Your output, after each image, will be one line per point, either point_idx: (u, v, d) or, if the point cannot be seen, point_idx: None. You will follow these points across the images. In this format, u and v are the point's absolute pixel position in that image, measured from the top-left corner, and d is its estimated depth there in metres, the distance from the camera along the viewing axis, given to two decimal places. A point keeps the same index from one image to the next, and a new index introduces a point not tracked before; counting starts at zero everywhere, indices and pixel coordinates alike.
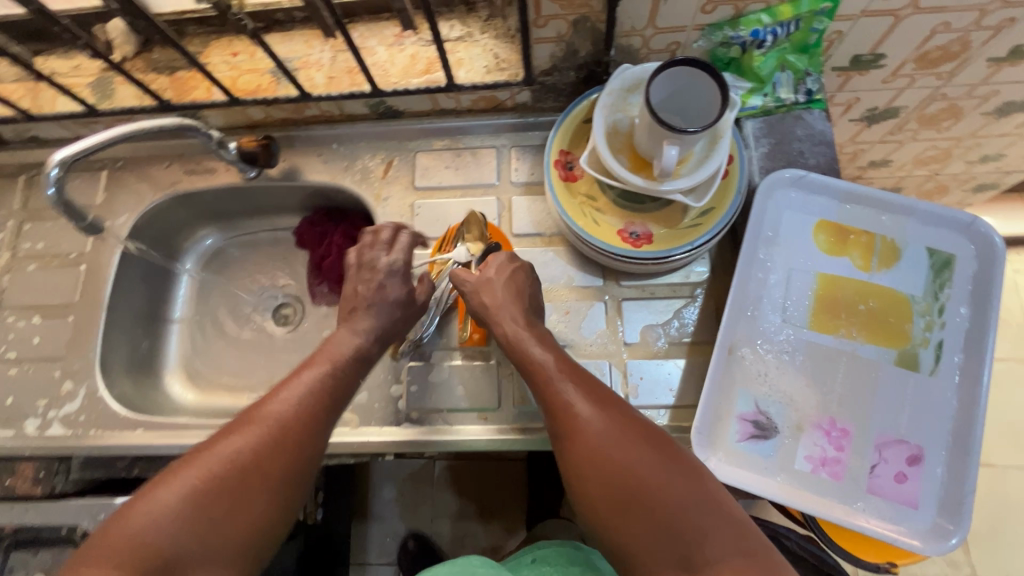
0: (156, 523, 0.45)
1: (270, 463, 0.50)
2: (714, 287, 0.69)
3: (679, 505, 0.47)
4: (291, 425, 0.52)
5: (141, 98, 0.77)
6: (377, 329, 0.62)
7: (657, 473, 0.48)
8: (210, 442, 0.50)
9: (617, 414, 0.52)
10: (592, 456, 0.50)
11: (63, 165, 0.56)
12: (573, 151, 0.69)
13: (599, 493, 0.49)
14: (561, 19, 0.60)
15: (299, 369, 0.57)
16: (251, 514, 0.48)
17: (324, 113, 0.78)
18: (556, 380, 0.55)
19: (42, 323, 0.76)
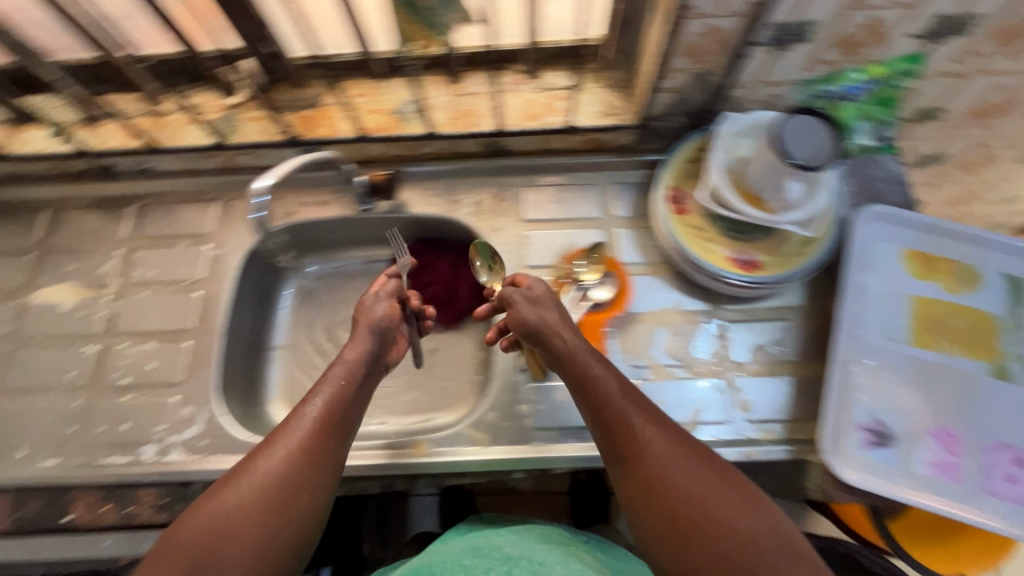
0: (218, 517, 0.50)
1: (312, 467, 0.55)
2: (809, 310, 0.75)
3: (751, 538, 0.48)
4: (328, 422, 0.58)
5: (266, 133, 0.81)
6: (370, 352, 0.67)
7: (726, 504, 0.50)
8: (259, 447, 0.55)
9: (683, 441, 0.54)
10: (655, 475, 0.52)
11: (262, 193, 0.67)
12: (681, 187, 0.77)
13: (654, 511, 0.51)
14: (684, 73, 0.69)
15: (323, 378, 0.62)
16: (293, 514, 0.52)
17: (438, 150, 0.84)
18: (623, 405, 0.56)
19: (158, 348, 0.77)
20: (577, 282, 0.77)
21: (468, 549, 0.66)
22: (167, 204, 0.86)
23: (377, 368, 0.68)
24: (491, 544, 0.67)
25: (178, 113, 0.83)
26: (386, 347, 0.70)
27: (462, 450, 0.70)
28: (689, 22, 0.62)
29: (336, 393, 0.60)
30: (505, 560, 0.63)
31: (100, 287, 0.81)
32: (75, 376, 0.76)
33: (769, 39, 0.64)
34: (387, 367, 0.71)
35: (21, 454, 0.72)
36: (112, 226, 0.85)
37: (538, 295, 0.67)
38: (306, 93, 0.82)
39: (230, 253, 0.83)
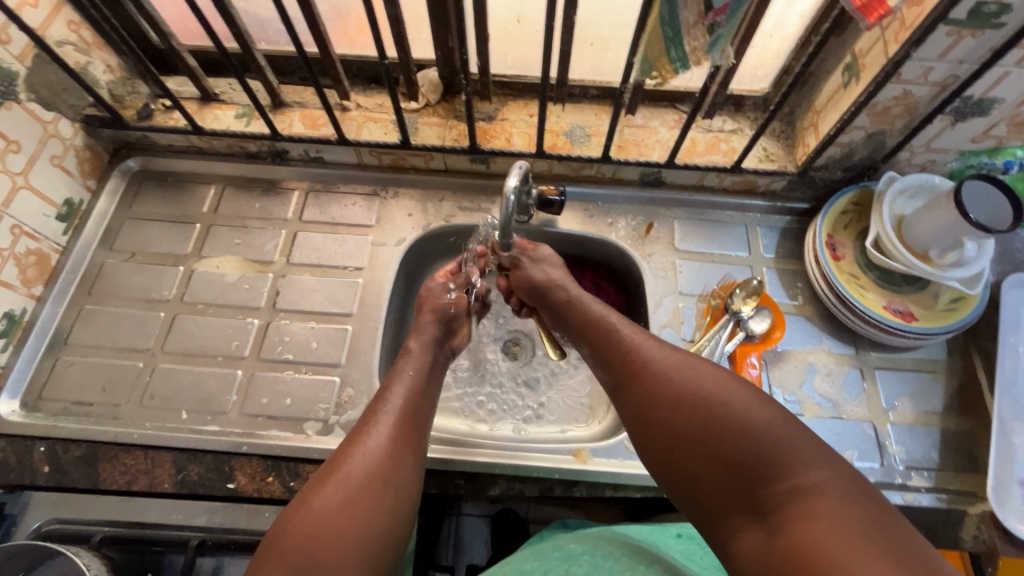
0: (318, 512, 0.52)
1: (401, 456, 0.59)
2: (953, 366, 0.78)
3: (738, 434, 0.49)
4: (409, 415, 0.64)
5: (442, 138, 0.86)
6: (433, 341, 0.74)
7: (708, 402, 0.52)
8: (345, 446, 0.58)
9: (674, 357, 0.58)
10: (660, 386, 0.56)
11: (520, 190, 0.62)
12: (835, 235, 0.82)
13: (658, 427, 0.55)
14: (863, 130, 0.74)
15: (399, 374, 0.68)
16: (385, 502, 0.56)
17: (599, 174, 0.88)
18: (619, 337, 0.63)
19: (319, 328, 0.79)
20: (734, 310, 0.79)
21: (530, 552, 0.68)
22: (331, 193, 0.90)
23: (443, 354, 0.75)
24: (554, 545, 0.68)
25: (360, 110, 0.87)
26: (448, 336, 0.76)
27: (621, 463, 0.71)
28: (888, 85, 0.67)
29: (412, 389, 0.67)
30: (566, 559, 0.64)
31: (265, 264, 0.84)
32: (238, 346, 0.77)
33: (953, 109, 0.69)
34: (451, 354, 0.77)
35: (182, 416, 0.73)
36: (278, 207, 0.88)
37: (548, 257, 0.77)
38: (483, 106, 0.87)
39: (390, 246, 0.86)
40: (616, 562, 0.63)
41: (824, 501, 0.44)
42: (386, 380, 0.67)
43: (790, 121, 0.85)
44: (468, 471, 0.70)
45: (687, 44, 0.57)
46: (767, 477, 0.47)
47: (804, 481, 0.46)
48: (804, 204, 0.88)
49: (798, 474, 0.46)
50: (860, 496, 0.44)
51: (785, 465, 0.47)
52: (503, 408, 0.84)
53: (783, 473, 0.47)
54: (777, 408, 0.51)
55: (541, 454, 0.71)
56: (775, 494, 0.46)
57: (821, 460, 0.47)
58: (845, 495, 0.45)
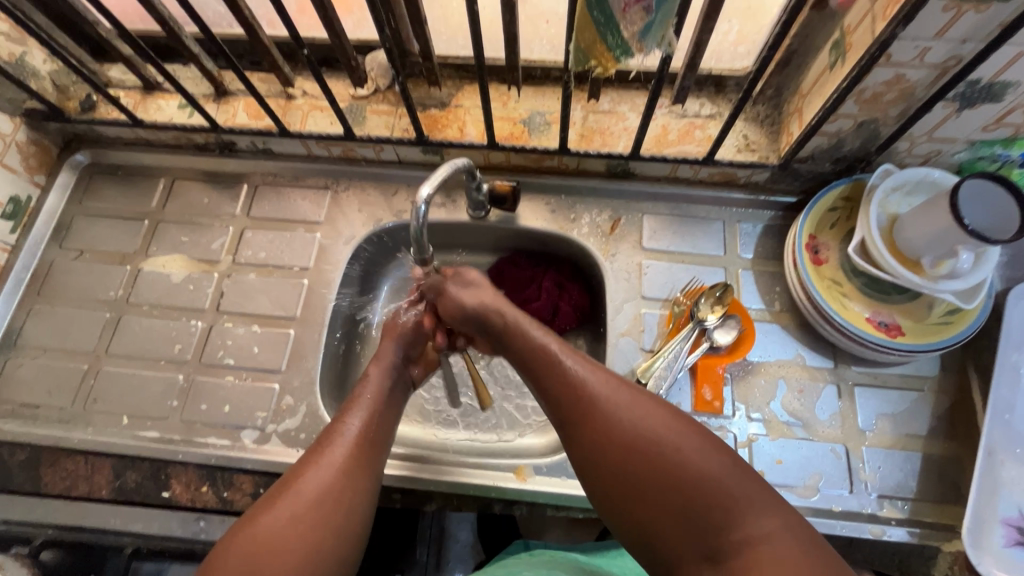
0: (262, 535, 0.49)
1: (355, 478, 0.56)
2: (944, 384, 0.70)
3: (690, 479, 0.46)
4: (369, 437, 0.60)
5: (390, 128, 0.80)
6: (393, 365, 0.69)
7: (659, 441, 0.48)
8: (298, 465, 0.55)
9: (618, 386, 0.53)
10: (607, 422, 0.50)
11: (429, 200, 0.60)
12: (819, 236, 0.74)
13: (609, 471, 0.49)
14: (851, 118, 0.65)
15: (355, 398, 0.64)
16: (333, 528, 0.51)
17: (561, 165, 0.81)
18: (562, 359, 0.56)
19: (262, 333, 0.77)
20: (697, 320, 0.72)
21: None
22: (281, 187, 0.86)
23: (404, 381, 0.71)
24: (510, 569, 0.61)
25: (306, 98, 0.82)
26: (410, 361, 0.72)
27: (565, 484, 0.67)
28: (877, 69, 0.58)
29: (374, 408, 0.63)
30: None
31: (211, 263, 0.81)
32: (181, 350, 0.76)
33: (957, 95, 0.59)
34: (413, 385, 0.73)
35: (123, 421, 0.72)
36: (226, 203, 0.85)
37: (475, 281, 0.70)
38: (435, 92, 0.80)
39: (338, 244, 0.82)
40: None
41: (775, 549, 0.42)
42: (346, 404, 0.63)
43: (776, 105, 0.75)
44: (403, 486, 0.68)
45: (624, 30, 0.50)
46: (722, 526, 0.44)
47: (758, 531, 0.43)
48: (791, 197, 0.79)
49: (751, 522, 0.44)
50: (812, 548, 0.42)
51: (740, 513, 0.44)
52: (456, 414, 0.81)
53: (735, 522, 0.44)
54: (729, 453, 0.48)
55: (478, 472, 0.68)
56: (731, 544, 0.43)
57: (772, 508, 0.44)
58: (797, 543, 0.43)
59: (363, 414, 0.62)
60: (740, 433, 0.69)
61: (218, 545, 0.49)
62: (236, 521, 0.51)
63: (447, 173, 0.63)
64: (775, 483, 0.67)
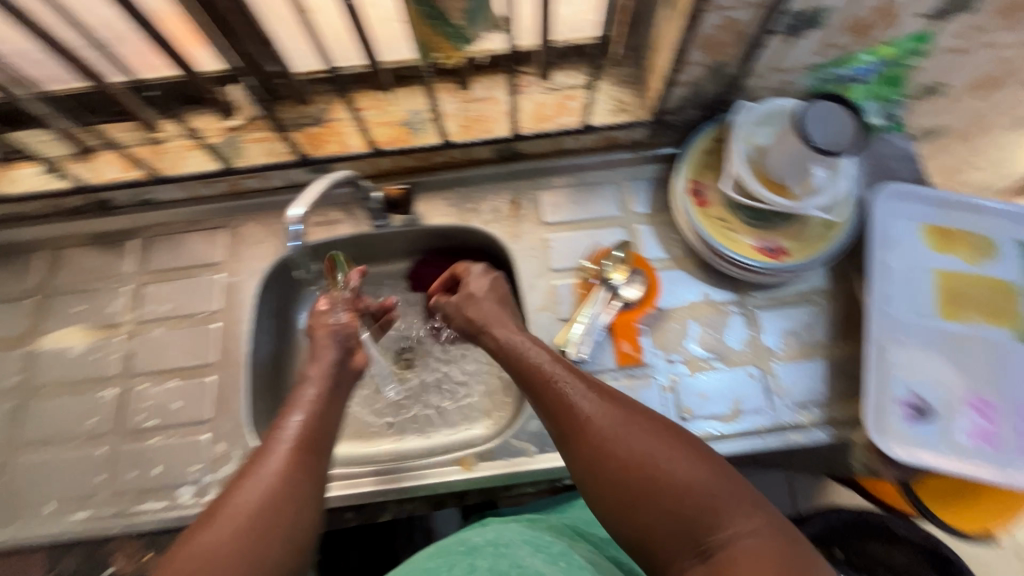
0: (199, 554, 0.44)
1: (300, 484, 0.50)
2: (833, 292, 0.76)
3: (681, 487, 0.48)
4: (313, 438, 0.54)
5: (271, 154, 0.78)
6: (334, 363, 0.62)
7: (654, 456, 0.49)
8: (231, 481, 0.49)
9: (616, 405, 0.54)
10: (604, 438, 0.51)
11: (303, 219, 0.58)
12: (700, 179, 0.78)
13: (604, 482, 0.50)
14: (701, 65, 0.69)
15: (298, 399, 0.58)
16: (280, 537, 0.47)
17: (451, 159, 0.82)
18: (558, 380, 0.57)
19: (181, 386, 0.74)
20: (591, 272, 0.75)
21: (433, 550, 0.61)
22: (172, 235, 0.83)
23: (348, 377, 0.64)
24: (458, 541, 0.62)
25: (177, 139, 0.79)
26: (351, 354, 0.65)
27: (511, 463, 0.69)
28: (707, 15, 0.61)
29: (317, 407, 0.57)
30: (469, 551, 0.57)
31: (113, 326, 0.78)
32: (96, 422, 0.73)
33: (784, 27, 0.63)
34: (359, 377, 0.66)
35: (48, 509, 0.69)
36: (117, 262, 0.81)
37: (476, 294, 0.71)
38: (309, 110, 0.79)
39: (244, 280, 0.80)
40: (518, 549, 0.57)
41: (756, 547, 0.45)
42: (287, 403, 0.57)
43: (638, 64, 0.78)
44: (354, 503, 0.69)
45: (456, 18, 0.51)
46: (708, 527, 0.46)
47: (739, 530, 0.46)
48: (672, 147, 0.84)
49: (733, 521, 0.46)
50: (788, 544, 0.45)
51: (724, 516, 0.46)
52: (400, 419, 0.82)
53: (720, 523, 0.46)
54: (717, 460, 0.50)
55: (425, 471, 0.69)
56: (716, 542, 0.46)
57: (753, 509, 0.47)
58: (772, 538, 0.46)
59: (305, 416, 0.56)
60: (664, 378, 0.73)
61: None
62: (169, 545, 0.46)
63: (326, 186, 0.63)
64: (702, 416, 0.71)
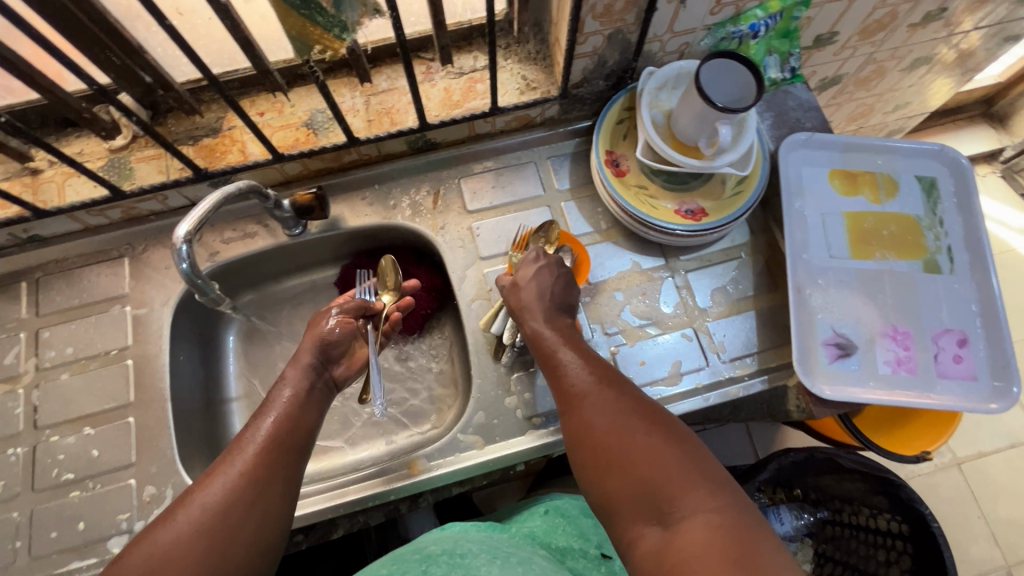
0: (159, 552, 0.43)
1: (265, 487, 0.49)
2: (755, 245, 0.78)
3: (649, 461, 0.48)
4: (286, 441, 0.53)
5: (165, 171, 0.73)
6: (311, 369, 0.62)
7: (632, 431, 0.50)
8: (199, 479, 0.49)
9: (609, 382, 0.55)
10: (588, 412, 0.53)
11: (191, 237, 0.56)
12: (615, 150, 0.78)
13: (584, 446, 0.52)
14: (599, 34, 0.68)
15: (272, 400, 0.57)
16: (241, 540, 0.46)
17: (363, 156, 0.79)
18: (561, 356, 0.59)
19: (98, 432, 0.69)
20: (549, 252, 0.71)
21: (389, 557, 0.58)
22: (68, 271, 0.76)
23: (325, 386, 0.63)
24: (415, 548, 0.59)
25: (56, 167, 0.73)
26: (330, 362, 0.64)
27: (459, 458, 0.68)
28: None
29: (291, 410, 0.56)
30: (424, 559, 0.55)
31: (11, 379, 0.71)
32: (5, 486, 0.67)
33: None
34: (336, 386, 0.65)
35: None
36: (7, 308, 0.74)
37: (525, 275, 0.66)
38: (201, 120, 0.74)
39: (155, 309, 0.75)
40: (475, 558, 0.55)
41: (710, 525, 0.43)
42: (259, 407, 0.56)
43: (541, 39, 0.77)
44: (302, 525, 0.66)
45: (326, 6, 0.48)
46: (668, 500, 0.45)
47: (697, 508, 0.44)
48: (587, 121, 0.83)
49: (693, 499, 0.45)
50: (750, 529, 0.43)
51: (686, 492, 0.45)
52: (346, 432, 0.79)
53: (679, 499, 0.45)
54: (697, 445, 0.50)
55: (373, 480, 0.67)
56: (674, 515, 0.45)
57: (722, 492, 0.46)
58: (729, 519, 0.44)
59: (278, 418, 0.55)
60: (603, 351, 0.73)
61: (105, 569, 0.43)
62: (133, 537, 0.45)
63: (217, 200, 0.59)
64: (644, 383, 0.72)
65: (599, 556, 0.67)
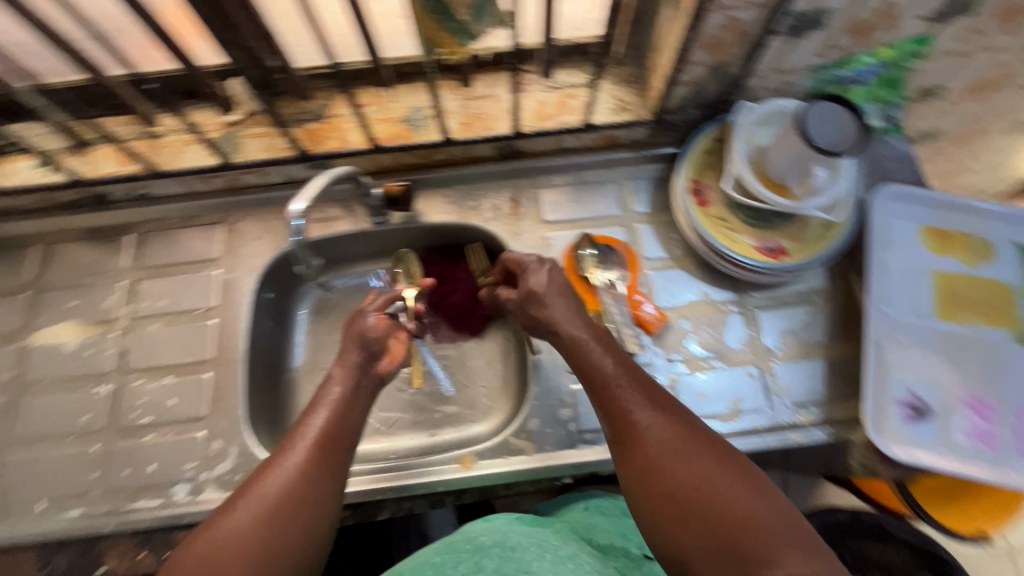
0: (222, 540, 0.45)
1: (316, 481, 0.51)
2: (831, 292, 0.77)
3: (735, 516, 0.44)
4: (335, 436, 0.55)
5: (270, 149, 0.78)
6: (356, 367, 0.62)
7: (711, 480, 0.46)
8: (257, 471, 0.51)
9: (672, 417, 0.51)
10: (657, 455, 0.48)
11: (304, 214, 0.59)
12: (700, 179, 0.78)
13: (649, 494, 0.47)
14: (702, 65, 0.69)
15: (322, 396, 0.58)
16: (297, 527, 0.48)
17: (451, 156, 0.82)
18: (615, 384, 0.54)
19: (177, 382, 0.74)
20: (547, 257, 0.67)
21: (440, 545, 0.60)
22: (169, 230, 0.82)
23: (369, 383, 0.63)
24: (464, 537, 0.60)
25: (174, 134, 0.78)
26: (372, 358, 0.64)
27: (509, 460, 0.69)
28: (710, 15, 0.61)
29: (340, 406, 0.57)
30: (476, 549, 0.56)
31: (108, 323, 0.77)
32: (89, 419, 0.72)
33: (786, 28, 0.63)
34: (381, 380, 0.64)
35: (40, 507, 0.68)
36: (112, 258, 0.80)
37: (560, 284, 0.63)
38: (308, 106, 0.78)
39: (242, 275, 0.80)
40: (525, 552, 0.55)
41: None
42: (310, 402, 0.58)
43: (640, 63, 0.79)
44: (350, 502, 0.68)
45: (460, 15, 0.51)
46: (760, 566, 0.41)
47: (792, 574, 0.41)
48: (672, 147, 0.84)
49: (793, 564, 0.41)
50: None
51: (784, 557, 0.41)
52: (398, 419, 0.81)
53: (777, 566, 0.41)
54: (783, 498, 0.46)
55: (424, 469, 0.69)
56: None
57: (817, 555, 0.42)
58: None
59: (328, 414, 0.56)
60: (663, 377, 0.73)
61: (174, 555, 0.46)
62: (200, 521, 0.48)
63: (326, 181, 0.62)
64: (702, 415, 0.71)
65: (641, 556, 0.67)
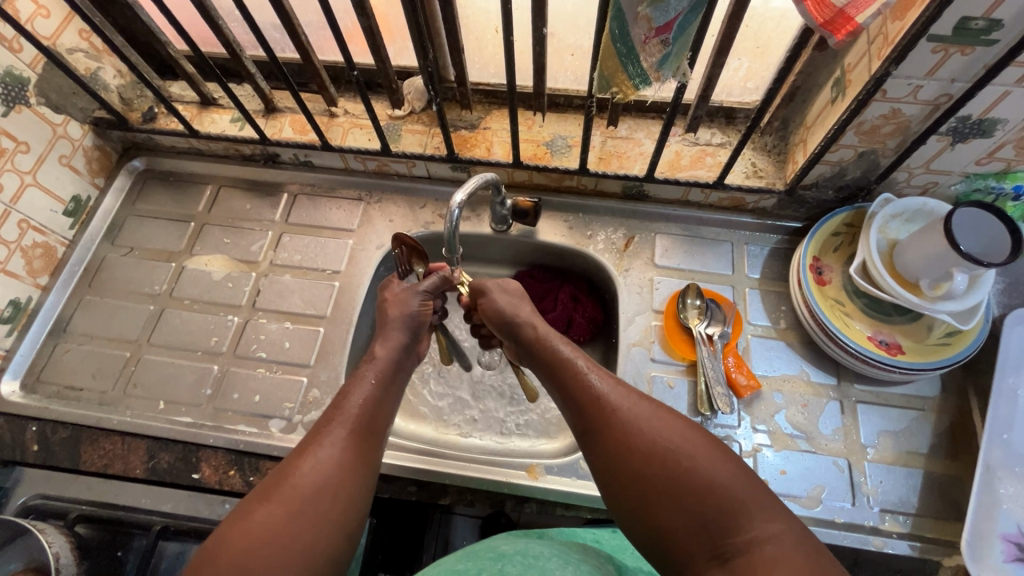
0: (261, 528, 0.48)
1: (351, 469, 0.55)
2: (942, 404, 0.73)
3: (702, 482, 0.50)
4: (367, 426, 0.59)
5: (423, 145, 0.86)
6: (400, 348, 0.68)
7: (680, 454, 0.52)
8: (296, 455, 0.55)
9: (637, 399, 0.57)
10: (630, 437, 0.54)
11: (463, 206, 0.66)
12: (822, 258, 0.79)
13: (624, 477, 0.53)
14: (851, 149, 0.70)
15: (359, 377, 0.64)
16: (328, 516, 0.52)
17: (580, 185, 0.87)
18: (585, 372, 0.60)
19: (294, 328, 0.82)
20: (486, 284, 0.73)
21: (463, 552, 0.58)
22: (318, 196, 0.92)
23: (409, 361, 0.69)
24: (486, 546, 0.59)
25: (347, 117, 0.89)
26: (417, 339, 0.70)
27: (574, 481, 0.71)
28: (873, 103, 0.63)
29: (375, 391, 0.63)
30: (499, 558, 0.55)
31: (250, 264, 0.87)
32: (217, 341, 0.81)
33: (950, 129, 0.63)
34: (418, 359, 0.72)
35: (160, 406, 0.77)
36: (266, 209, 0.91)
37: (515, 291, 0.72)
38: (466, 115, 0.87)
39: (369, 250, 0.88)
40: (548, 562, 0.55)
41: (776, 549, 0.46)
42: (345, 386, 0.62)
43: (782, 136, 0.81)
44: (419, 479, 0.72)
45: (643, 60, 0.56)
46: (726, 526, 0.48)
47: (762, 533, 0.47)
48: (797, 222, 0.84)
49: (755, 524, 0.47)
50: (808, 550, 0.46)
51: (748, 519, 0.47)
52: (471, 417, 0.84)
53: (741, 526, 0.47)
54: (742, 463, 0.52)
55: (490, 470, 0.71)
56: (737, 546, 0.47)
57: (779, 515, 0.48)
58: (793, 548, 0.46)
59: (363, 401, 0.61)
60: (746, 443, 0.72)
61: (210, 537, 0.49)
62: (229, 513, 0.51)
63: (479, 182, 0.69)
64: (779, 493, 0.69)
65: None
